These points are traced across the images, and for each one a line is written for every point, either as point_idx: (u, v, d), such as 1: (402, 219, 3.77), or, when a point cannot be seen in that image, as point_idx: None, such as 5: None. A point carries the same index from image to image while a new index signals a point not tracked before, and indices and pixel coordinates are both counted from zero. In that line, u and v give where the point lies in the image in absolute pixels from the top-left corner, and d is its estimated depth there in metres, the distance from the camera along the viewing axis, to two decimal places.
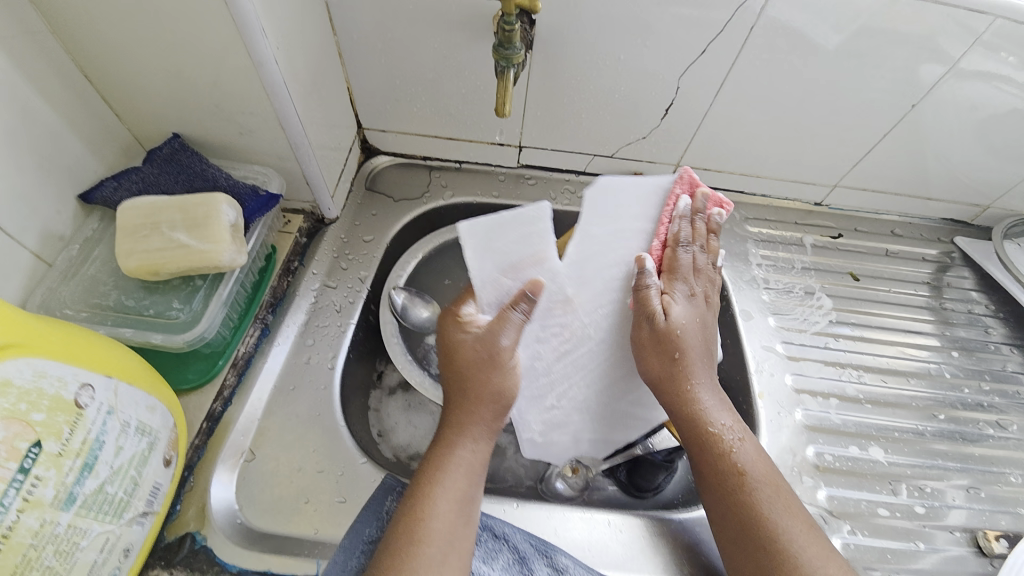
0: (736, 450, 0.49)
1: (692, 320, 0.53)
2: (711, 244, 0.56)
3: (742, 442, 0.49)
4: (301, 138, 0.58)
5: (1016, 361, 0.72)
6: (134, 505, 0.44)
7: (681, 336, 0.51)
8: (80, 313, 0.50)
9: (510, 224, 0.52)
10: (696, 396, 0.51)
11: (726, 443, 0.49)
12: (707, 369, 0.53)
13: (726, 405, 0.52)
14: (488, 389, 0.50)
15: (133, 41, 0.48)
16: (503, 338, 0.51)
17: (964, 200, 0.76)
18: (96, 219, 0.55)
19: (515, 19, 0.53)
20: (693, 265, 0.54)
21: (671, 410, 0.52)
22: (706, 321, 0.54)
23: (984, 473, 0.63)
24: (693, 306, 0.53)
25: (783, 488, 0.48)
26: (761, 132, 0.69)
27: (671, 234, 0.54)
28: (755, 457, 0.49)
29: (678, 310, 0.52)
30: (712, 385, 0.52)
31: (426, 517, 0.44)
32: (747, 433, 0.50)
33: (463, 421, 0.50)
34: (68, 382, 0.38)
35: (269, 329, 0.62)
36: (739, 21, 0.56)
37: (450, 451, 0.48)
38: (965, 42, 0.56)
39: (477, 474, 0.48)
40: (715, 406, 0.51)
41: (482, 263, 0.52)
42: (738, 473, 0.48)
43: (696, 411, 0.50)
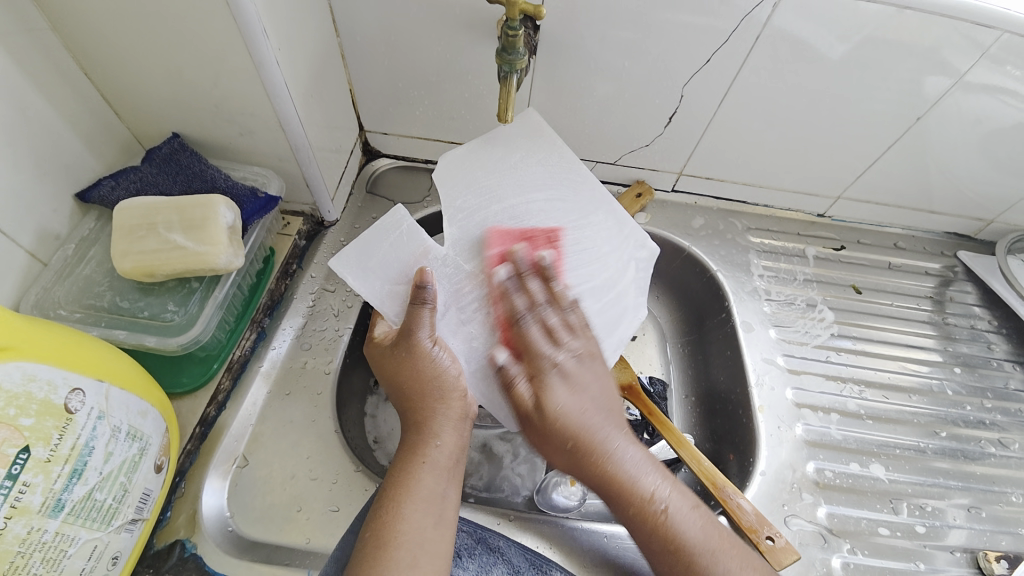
0: (670, 521, 0.46)
1: (572, 401, 0.49)
2: (606, 272, 0.58)
3: (671, 510, 0.46)
4: (302, 140, 0.57)
5: (1018, 379, 0.71)
6: (124, 512, 0.43)
7: (552, 428, 0.48)
8: (74, 314, 0.50)
9: (374, 235, 0.53)
10: (614, 469, 0.47)
11: (655, 515, 0.46)
12: (616, 434, 0.48)
13: (651, 463, 0.49)
14: (433, 380, 0.49)
15: (133, 40, 0.47)
16: (419, 332, 0.49)
17: (968, 214, 0.75)
18: (92, 218, 0.54)
19: (519, 24, 0.52)
20: (556, 329, 0.53)
21: (590, 484, 0.48)
22: (587, 388, 0.50)
23: (985, 492, 0.63)
24: (566, 371, 0.51)
25: (730, 541, 0.47)
26: (765, 142, 0.69)
27: (511, 304, 0.54)
28: (691, 518, 0.47)
29: (555, 395, 0.49)
30: (629, 448, 0.48)
31: (392, 521, 0.43)
32: (678, 494, 0.47)
33: (421, 419, 0.48)
34: (58, 387, 0.38)
35: (266, 332, 0.62)
36: (744, 31, 0.56)
37: (412, 451, 0.47)
38: (971, 55, 0.55)
39: (445, 471, 0.47)
40: (639, 472, 0.47)
41: (367, 280, 0.52)
42: (672, 546, 0.45)
43: (618, 487, 0.46)
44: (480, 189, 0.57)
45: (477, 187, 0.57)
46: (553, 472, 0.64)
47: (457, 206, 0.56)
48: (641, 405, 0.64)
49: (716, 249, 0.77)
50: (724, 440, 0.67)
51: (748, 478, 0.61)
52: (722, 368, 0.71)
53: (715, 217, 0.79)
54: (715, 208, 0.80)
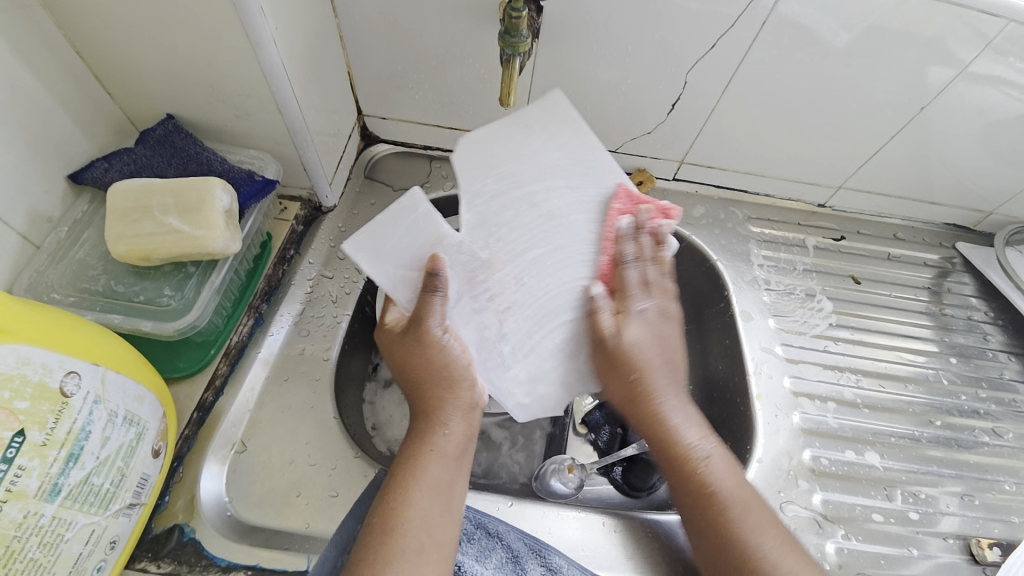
0: (706, 469, 0.48)
1: (645, 339, 0.52)
2: (661, 257, 0.55)
3: (712, 458, 0.49)
4: (300, 124, 0.56)
5: (1013, 369, 0.72)
6: (121, 496, 0.43)
7: (631, 362, 0.51)
8: (68, 298, 0.49)
9: (389, 219, 0.49)
10: (664, 413, 0.50)
11: (695, 461, 0.49)
12: (670, 383, 0.52)
13: (696, 419, 0.51)
14: (443, 368, 0.49)
15: (125, 17, 0.46)
16: (431, 321, 0.48)
17: (968, 205, 0.75)
18: (86, 200, 0.53)
19: (521, 6, 0.51)
20: (644, 280, 0.54)
21: (641, 428, 0.52)
22: (670, 340, 0.53)
23: (978, 480, 0.63)
24: (649, 317, 0.53)
25: (757, 502, 0.48)
26: (768, 131, 0.68)
27: (619, 250, 0.54)
28: (727, 474, 0.49)
29: (632, 329, 0.52)
30: (679, 401, 0.51)
31: (399, 509, 0.44)
32: (718, 448, 0.50)
33: (431, 407, 0.48)
34: (53, 370, 0.37)
35: (263, 318, 0.61)
36: (747, 19, 0.55)
37: (422, 438, 0.47)
38: (975, 45, 0.55)
39: (452, 460, 0.47)
40: (685, 422, 0.50)
41: (380, 264, 0.48)
42: (707, 494, 0.48)
43: (666, 430, 0.50)
44: (496, 168, 0.52)
45: (494, 167, 0.52)
46: (551, 460, 0.64)
47: (473, 187, 0.51)
48: None
49: (716, 239, 0.77)
50: (721, 429, 0.68)
51: (746, 466, 0.61)
52: (720, 357, 0.71)
53: (716, 206, 0.79)
54: (716, 196, 0.79)
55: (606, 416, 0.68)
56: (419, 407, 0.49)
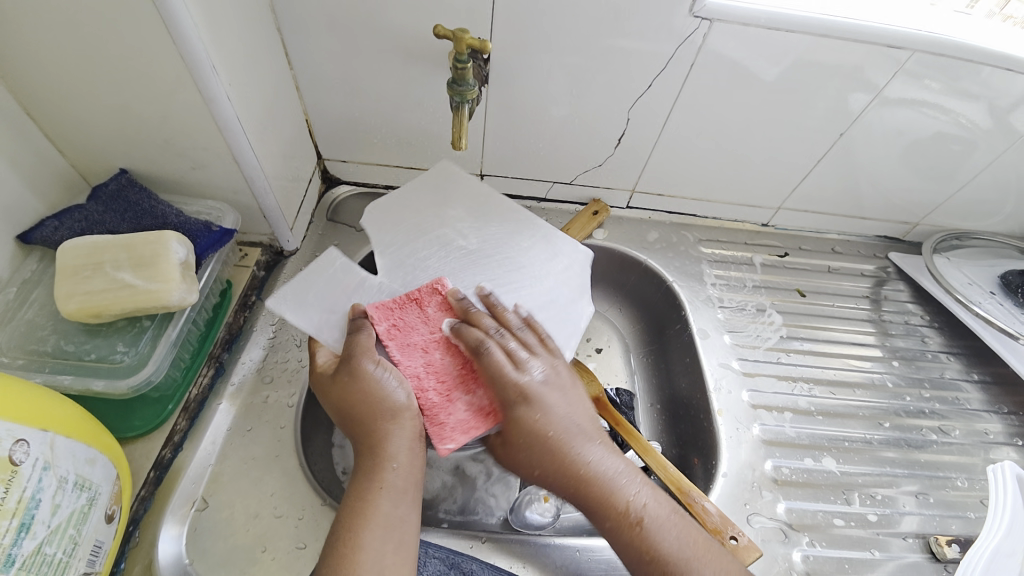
0: (645, 525, 0.47)
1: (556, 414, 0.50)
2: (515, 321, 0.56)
3: (649, 514, 0.48)
4: (256, 173, 0.57)
5: (953, 368, 0.77)
6: (74, 566, 0.41)
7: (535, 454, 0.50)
8: (16, 360, 0.48)
9: (307, 279, 0.58)
10: (591, 480, 0.49)
11: (630, 523, 0.47)
12: (593, 446, 0.50)
13: (630, 472, 0.50)
14: (383, 404, 0.49)
15: (78, 79, 0.47)
16: (362, 357, 0.50)
17: (896, 218, 0.82)
18: (35, 259, 0.52)
19: (467, 58, 0.55)
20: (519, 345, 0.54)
21: (571, 496, 0.49)
22: (554, 408, 0.51)
23: (932, 478, 0.67)
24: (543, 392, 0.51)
25: (708, 547, 0.47)
26: (710, 159, 0.73)
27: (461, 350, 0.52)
28: (668, 528, 0.47)
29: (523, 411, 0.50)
30: (608, 459, 0.50)
31: (350, 551, 0.43)
32: (655, 499, 0.49)
33: (377, 440, 0.48)
34: (1, 438, 0.36)
35: (224, 367, 0.60)
36: (683, 54, 0.60)
37: (369, 475, 0.46)
38: (889, 71, 0.61)
39: (403, 494, 0.46)
40: (616, 482, 0.49)
41: (306, 313, 0.56)
42: (647, 553, 0.46)
43: (595, 495, 0.48)
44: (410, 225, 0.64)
45: (401, 224, 0.64)
46: (526, 490, 0.64)
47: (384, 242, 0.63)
48: (608, 415, 0.65)
49: (671, 262, 0.80)
50: (688, 446, 0.70)
51: (712, 481, 0.63)
52: (682, 375, 0.74)
53: (669, 231, 0.83)
54: (668, 222, 0.83)
55: None
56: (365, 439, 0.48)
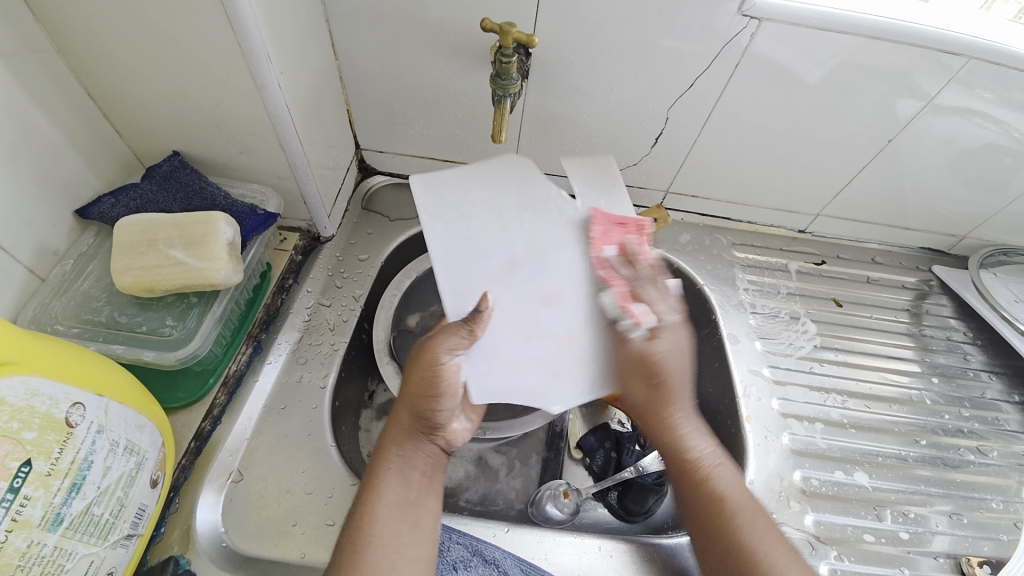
0: (714, 475, 0.51)
1: (671, 352, 0.55)
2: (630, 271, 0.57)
3: (721, 467, 0.52)
4: (301, 159, 0.59)
5: (995, 388, 0.74)
6: (120, 527, 0.43)
7: (654, 386, 0.54)
8: (72, 329, 0.50)
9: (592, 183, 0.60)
10: (679, 424, 0.54)
11: (704, 469, 0.51)
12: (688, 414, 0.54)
13: (708, 434, 0.54)
14: (414, 397, 0.50)
15: (139, 63, 0.49)
16: (440, 344, 0.51)
17: (942, 230, 0.79)
18: (92, 234, 0.55)
19: (512, 52, 0.55)
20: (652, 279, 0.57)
21: (656, 436, 0.55)
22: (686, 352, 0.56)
23: (966, 499, 0.64)
24: (675, 330, 0.56)
25: (761, 515, 0.49)
26: (749, 162, 0.72)
27: (626, 275, 0.57)
28: (730, 478, 0.51)
29: (661, 342, 0.54)
30: (693, 416, 0.55)
31: (365, 526, 0.46)
32: (726, 459, 0.53)
33: (400, 427, 0.51)
34: (60, 401, 0.38)
35: (261, 347, 0.62)
36: (727, 54, 0.59)
37: (380, 460, 0.50)
38: (942, 79, 0.59)
39: (412, 481, 0.49)
40: (694, 433, 0.54)
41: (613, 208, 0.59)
42: (717, 497, 0.50)
43: (677, 437, 0.53)
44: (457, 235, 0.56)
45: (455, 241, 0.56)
46: (547, 485, 0.64)
47: (459, 198, 0.57)
48: None
49: (703, 264, 0.79)
50: None
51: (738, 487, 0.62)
52: (710, 380, 0.73)
53: (702, 233, 0.82)
54: (702, 224, 0.82)
55: (601, 439, 0.68)
56: (388, 426, 0.51)
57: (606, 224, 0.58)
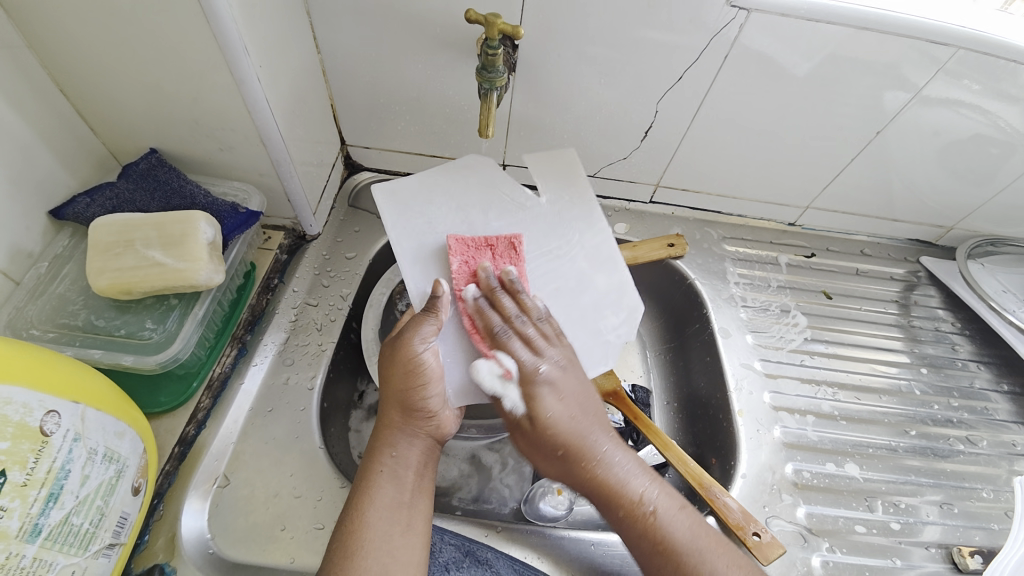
0: (657, 521, 0.48)
1: (558, 408, 0.51)
2: (529, 308, 0.55)
3: (660, 510, 0.49)
4: (283, 156, 0.57)
5: (983, 378, 0.75)
6: (101, 536, 0.42)
7: (561, 447, 0.50)
8: (47, 333, 0.49)
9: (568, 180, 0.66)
10: (601, 474, 0.49)
11: (643, 517, 0.48)
12: (615, 454, 0.50)
13: (641, 467, 0.51)
14: (399, 394, 0.51)
15: (111, 58, 0.47)
16: (416, 334, 0.51)
17: (930, 221, 0.79)
18: (67, 235, 0.53)
19: (498, 44, 0.54)
20: (535, 336, 0.54)
21: (584, 491, 0.51)
22: (574, 395, 0.52)
23: (956, 488, 0.65)
24: (554, 380, 0.52)
25: (718, 540, 0.48)
26: (738, 155, 0.71)
27: (489, 322, 0.54)
28: (679, 520, 0.48)
29: (545, 402, 0.51)
30: (618, 454, 0.50)
31: (358, 529, 0.45)
32: (666, 497, 0.50)
33: (387, 428, 0.50)
34: (34, 409, 0.37)
35: (246, 348, 0.61)
36: (716, 47, 0.58)
37: (373, 461, 0.49)
38: (928, 70, 0.59)
39: (404, 479, 0.48)
40: (627, 475, 0.50)
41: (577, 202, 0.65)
42: (661, 544, 0.47)
43: (608, 489, 0.49)
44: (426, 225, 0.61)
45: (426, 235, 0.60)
46: (540, 482, 0.64)
47: (426, 206, 0.62)
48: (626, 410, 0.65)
49: (693, 258, 0.79)
50: (706, 446, 0.69)
51: (730, 481, 0.62)
52: (702, 374, 0.73)
53: (692, 227, 0.82)
54: (692, 218, 0.82)
55: None
56: (381, 426, 0.51)
57: (489, 255, 0.58)
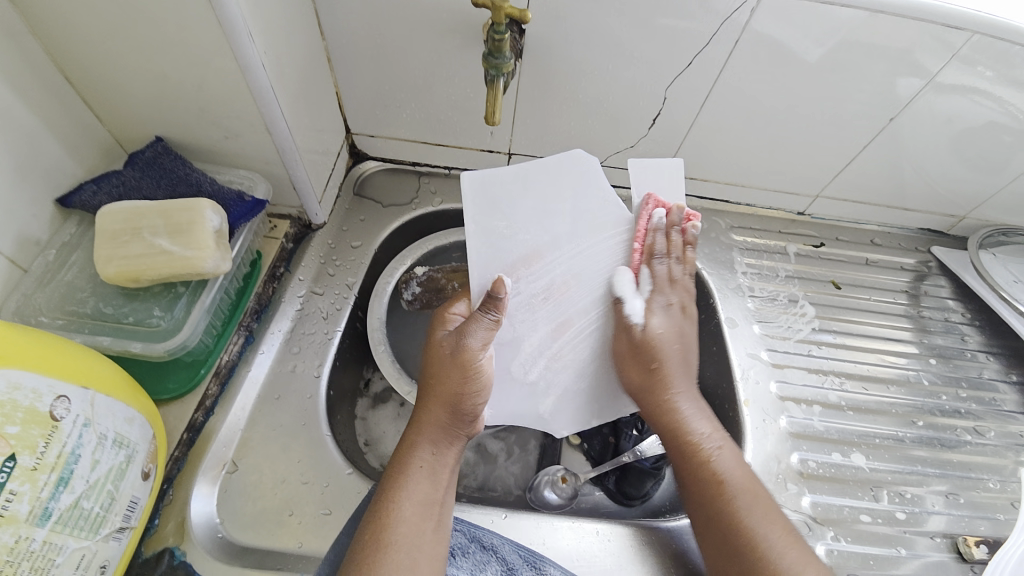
0: (714, 458, 0.51)
1: (669, 331, 0.55)
2: (686, 256, 0.58)
3: (722, 450, 0.51)
4: (288, 144, 0.57)
5: (992, 369, 0.74)
6: (111, 520, 0.42)
7: (661, 363, 0.54)
8: (56, 320, 0.49)
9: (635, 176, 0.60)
10: (676, 404, 0.53)
11: (704, 451, 0.51)
12: (689, 383, 0.54)
13: (708, 414, 0.54)
14: (450, 391, 0.49)
15: (115, 44, 0.47)
16: (472, 339, 0.51)
17: (942, 211, 0.78)
18: (74, 223, 0.54)
19: (505, 29, 0.53)
20: (669, 275, 0.57)
21: (652, 419, 0.54)
22: (688, 331, 0.56)
23: (962, 479, 0.65)
24: (667, 319, 0.55)
25: (764, 497, 0.49)
26: (746, 144, 0.71)
27: (649, 246, 0.57)
28: (737, 464, 0.50)
29: (656, 321, 0.55)
30: (692, 395, 0.54)
31: (392, 523, 0.45)
32: (726, 442, 0.52)
33: (427, 426, 0.49)
34: (44, 395, 0.37)
35: (253, 336, 0.61)
36: (726, 32, 0.57)
37: (412, 455, 0.49)
38: (944, 56, 0.58)
39: (441, 477, 0.49)
40: (695, 414, 0.53)
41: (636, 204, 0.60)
42: (716, 479, 0.50)
43: (676, 420, 0.52)
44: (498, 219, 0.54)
45: (495, 230, 0.54)
46: (544, 471, 0.64)
47: (507, 203, 0.54)
48: None
49: (700, 248, 0.78)
50: None
51: None
52: (708, 363, 0.73)
53: (700, 216, 0.81)
54: (699, 207, 0.81)
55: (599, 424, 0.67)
56: (419, 421, 0.50)
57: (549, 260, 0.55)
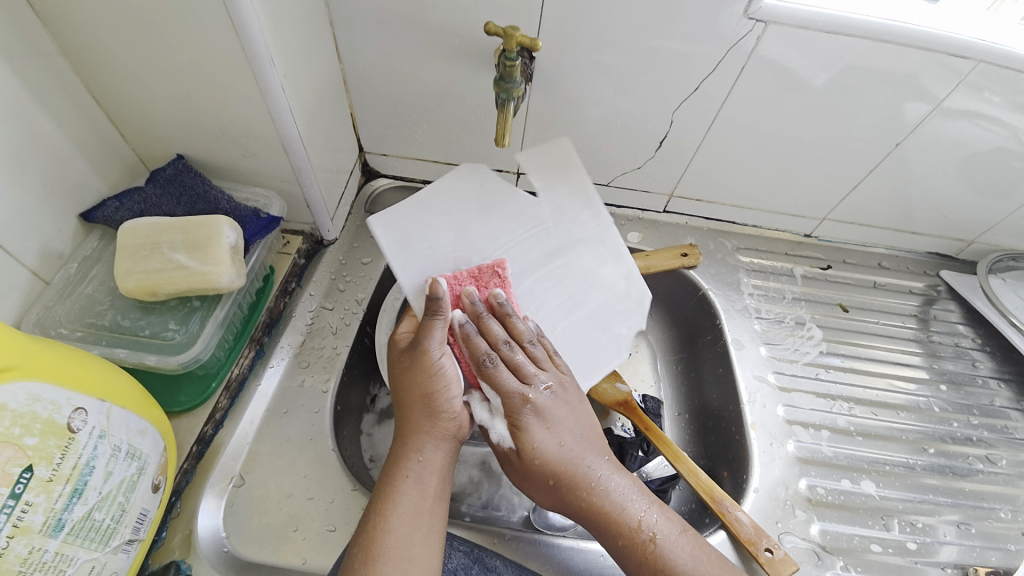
0: (657, 547, 0.48)
1: (549, 437, 0.51)
2: (513, 327, 0.55)
3: (659, 534, 0.48)
4: (304, 163, 0.59)
5: (1004, 396, 0.73)
6: (121, 532, 0.43)
7: (564, 468, 0.50)
8: (75, 332, 0.50)
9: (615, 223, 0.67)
10: (596, 499, 0.49)
11: (642, 543, 0.48)
12: (602, 463, 0.51)
13: (640, 490, 0.51)
14: (423, 393, 0.51)
15: (143, 67, 0.49)
16: (430, 342, 0.52)
17: (950, 235, 0.78)
18: (95, 237, 0.55)
19: (516, 55, 0.55)
20: (516, 366, 0.53)
21: (581, 519, 0.50)
22: (569, 418, 0.53)
23: (974, 508, 0.64)
24: (543, 410, 0.52)
25: (721, 569, 0.48)
26: (753, 167, 0.71)
27: (474, 348, 0.53)
28: (682, 547, 0.48)
29: (533, 433, 0.51)
30: (610, 476, 0.51)
31: (380, 534, 0.45)
32: (663, 519, 0.50)
33: (410, 435, 0.51)
34: (62, 406, 0.38)
35: (264, 350, 0.62)
36: (732, 58, 0.59)
37: (398, 465, 0.49)
38: (949, 82, 0.58)
39: (428, 486, 0.49)
40: (624, 498, 0.50)
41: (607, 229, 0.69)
42: (661, 573, 0.47)
43: (602, 515, 0.49)
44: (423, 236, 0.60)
45: (420, 247, 0.60)
46: None
47: (420, 227, 0.61)
48: (637, 419, 0.65)
49: (706, 268, 0.79)
50: (718, 459, 0.69)
51: (743, 495, 0.62)
52: (714, 385, 0.72)
53: (706, 237, 0.81)
54: (706, 228, 0.82)
55: None
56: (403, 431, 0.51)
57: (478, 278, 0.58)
